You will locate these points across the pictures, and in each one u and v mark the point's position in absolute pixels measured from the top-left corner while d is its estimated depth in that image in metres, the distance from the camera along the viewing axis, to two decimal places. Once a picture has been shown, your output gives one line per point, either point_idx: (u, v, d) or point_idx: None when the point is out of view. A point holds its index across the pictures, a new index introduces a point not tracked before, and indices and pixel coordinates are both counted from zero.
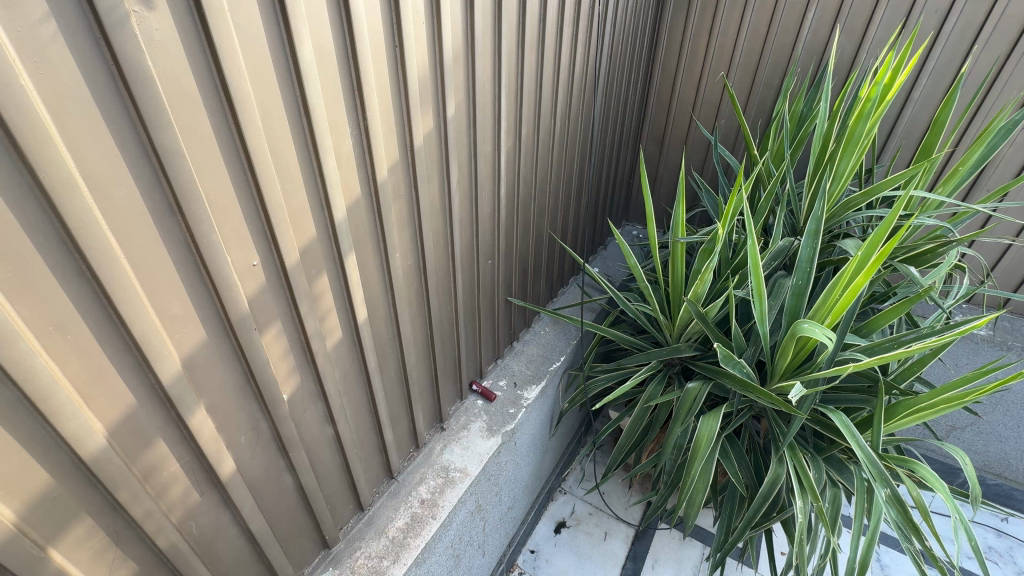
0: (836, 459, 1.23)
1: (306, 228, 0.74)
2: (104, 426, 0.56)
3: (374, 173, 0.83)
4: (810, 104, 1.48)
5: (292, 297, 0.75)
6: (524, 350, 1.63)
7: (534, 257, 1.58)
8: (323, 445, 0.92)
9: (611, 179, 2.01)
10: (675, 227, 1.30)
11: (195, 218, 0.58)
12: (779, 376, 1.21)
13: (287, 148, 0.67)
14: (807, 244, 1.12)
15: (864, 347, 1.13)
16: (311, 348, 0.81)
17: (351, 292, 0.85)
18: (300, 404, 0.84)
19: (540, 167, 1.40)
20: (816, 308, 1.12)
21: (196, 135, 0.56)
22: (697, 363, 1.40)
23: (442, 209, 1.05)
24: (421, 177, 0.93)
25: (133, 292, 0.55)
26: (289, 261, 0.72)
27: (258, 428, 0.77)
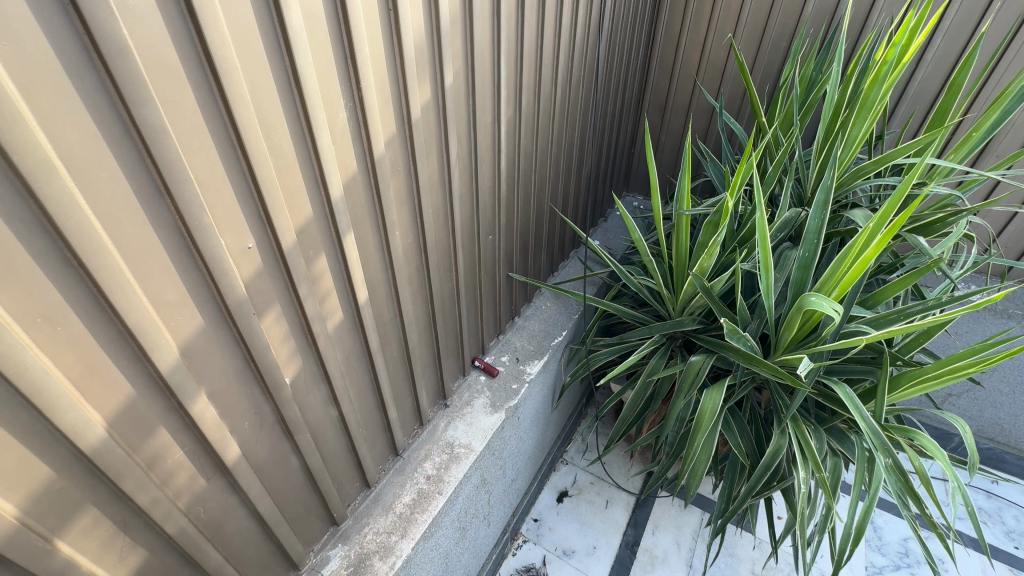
0: (837, 429, 1.24)
1: (302, 208, 0.71)
2: (103, 417, 0.55)
3: (371, 148, 0.79)
4: (820, 68, 1.43)
5: (291, 279, 0.73)
6: (525, 325, 1.62)
7: (535, 231, 1.55)
8: (327, 427, 0.92)
9: (612, 149, 1.95)
10: (680, 198, 1.26)
11: (184, 200, 0.55)
12: (782, 349, 1.20)
13: (278, 123, 0.64)
14: (816, 215, 1.10)
15: (869, 319, 1.12)
16: (312, 331, 0.79)
17: (350, 272, 0.83)
18: (303, 387, 0.83)
19: (540, 137, 1.35)
20: (824, 280, 1.10)
21: (181, 111, 0.52)
22: (699, 336, 1.40)
23: (442, 184, 1.01)
24: (419, 151, 0.89)
25: (123, 279, 0.52)
26: (285, 242, 0.69)
27: (261, 412, 0.76)
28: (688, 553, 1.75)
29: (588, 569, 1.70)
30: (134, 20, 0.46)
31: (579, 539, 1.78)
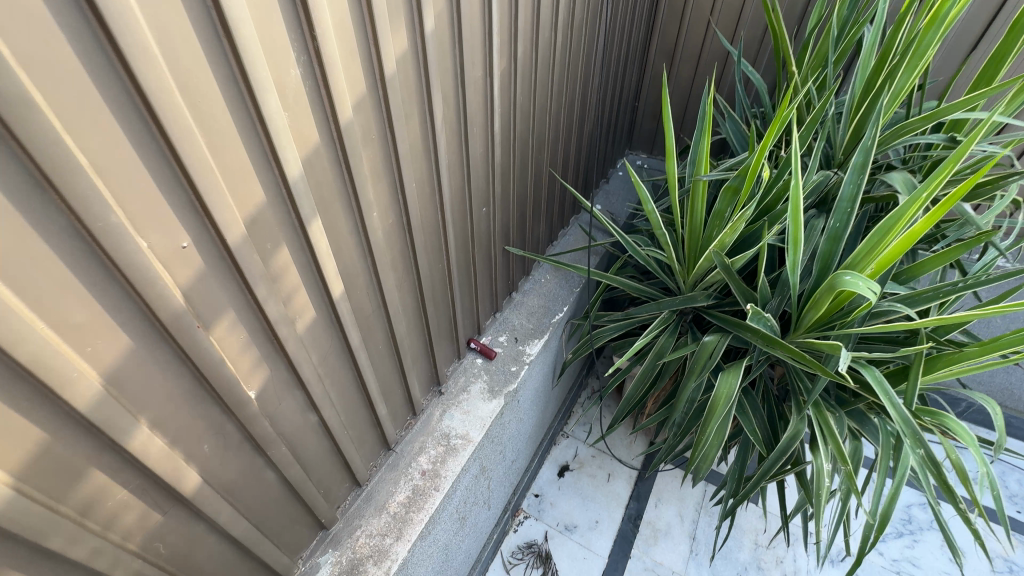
0: (858, 411, 1.17)
1: (251, 193, 0.57)
2: (7, 472, 0.44)
3: (335, 114, 0.64)
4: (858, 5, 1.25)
5: (245, 281, 0.60)
6: (524, 301, 1.51)
7: (533, 198, 1.41)
8: (307, 434, 0.82)
9: (616, 103, 1.78)
10: (698, 161, 1.11)
11: (80, 197, 0.42)
12: (804, 329, 1.10)
13: (207, 86, 0.49)
14: (853, 180, 0.98)
15: (905, 297, 1.02)
16: (278, 336, 0.68)
17: (320, 265, 0.70)
18: (273, 397, 0.72)
19: (539, 93, 1.19)
20: (859, 255, 0.98)
21: (55, 74, 0.38)
22: (711, 312, 1.30)
23: (426, 152, 0.87)
24: (396, 114, 0.74)
25: (4, 306, 0.40)
26: (232, 238, 0.56)
27: (224, 432, 0.66)
28: (691, 525, 1.73)
29: (589, 544, 1.68)
30: None
31: (581, 514, 1.76)
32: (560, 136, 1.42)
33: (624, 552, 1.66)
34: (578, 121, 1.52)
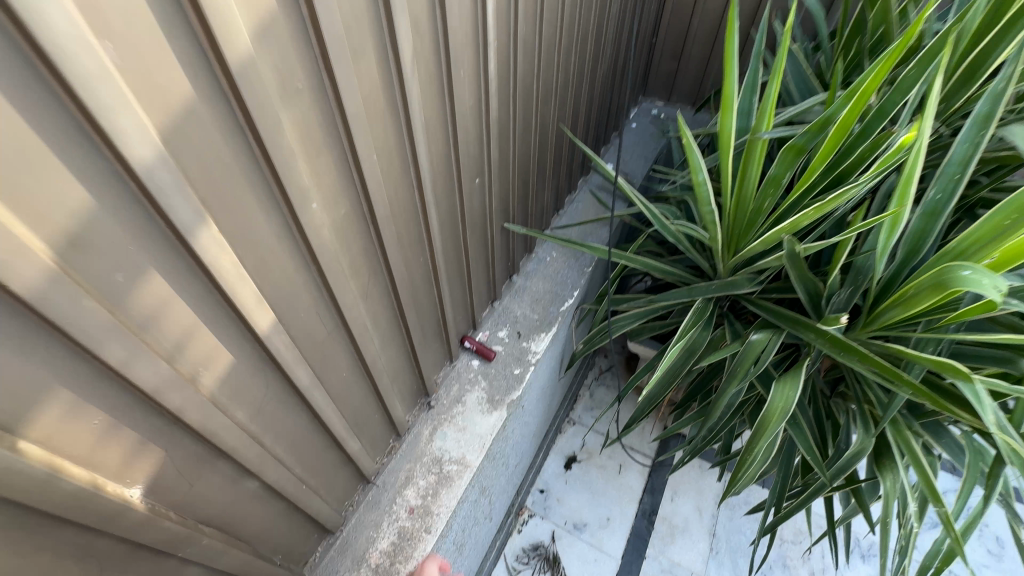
0: (932, 421, 0.97)
1: (61, 198, 0.32)
2: None
3: (221, 49, 0.37)
4: None
5: (85, 344, 0.36)
6: (527, 285, 1.27)
7: (538, 161, 1.14)
8: (246, 505, 0.61)
9: (633, 38, 1.46)
10: (761, 113, 0.84)
11: None
12: (879, 327, 0.88)
13: None
14: (971, 137, 0.74)
15: (1015, 291, 0.80)
16: (170, 406, 0.44)
17: (229, 293, 0.46)
18: (181, 481, 0.50)
19: (545, 21, 0.90)
20: (968, 240, 0.76)
21: None
22: (751, 300, 1.07)
23: (393, 108, 0.60)
24: (337, 50, 0.47)
25: None
26: (30, 282, 0.31)
27: (96, 551, 0.44)
28: (710, 520, 1.59)
29: (601, 544, 1.54)
30: None
31: (591, 510, 1.61)
32: (570, 80, 1.13)
33: (639, 552, 1.53)
34: (591, 61, 1.22)
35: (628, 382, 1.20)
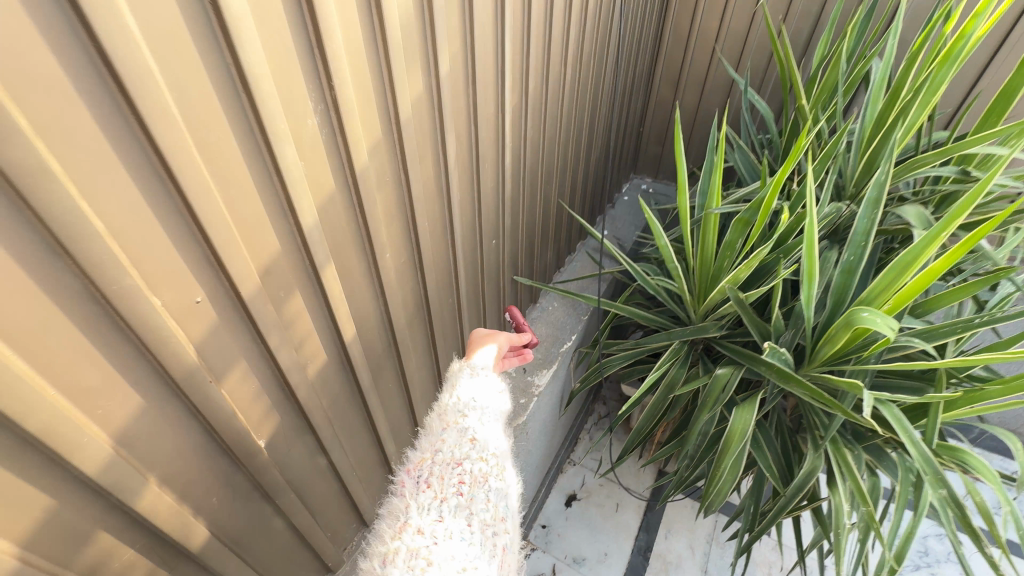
0: (875, 446, 1.14)
1: (266, 243, 0.56)
2: (16, 541, 0.43)
3: (351, 159, 0.63)
4: (870, 35, 1.22)
5: (258, 330, 0.59)
6: (532, 329, 1.49)
7: (541, 227, 1.40)
8: (317, 478, 0.81)
9: (622, 131, 1.78)
10: (708, 194, 1.11)
11: (96, 263, 0.40)
12: (818, 362, 1.08)
13: (225, 143, 0.47)
14: (867, 215, 0.96)
15: (920, 333, 1.00)
16: (290, 383, 0.66)
17: (334, 310, 0.70)
18: (281, 443, 0.71)
19: (548, 124, 1.19)
20: (875, 290, 0.96)
21: (74, 142, 0.37)
22: (722, 343, 1.27)
23: (440, 191, 0.86)
24: (411, 158, 0.74)
25: (19, 375, 0.38)
26: (247, 291, 0.55)
27: (233, 483, 0.64)
28: (702, 557, 1.69)
29: None
30: None
31: (590, 546, 1.72)
32: (567, 167, 1.42)
33: None
34: (585, 149, 1.51)
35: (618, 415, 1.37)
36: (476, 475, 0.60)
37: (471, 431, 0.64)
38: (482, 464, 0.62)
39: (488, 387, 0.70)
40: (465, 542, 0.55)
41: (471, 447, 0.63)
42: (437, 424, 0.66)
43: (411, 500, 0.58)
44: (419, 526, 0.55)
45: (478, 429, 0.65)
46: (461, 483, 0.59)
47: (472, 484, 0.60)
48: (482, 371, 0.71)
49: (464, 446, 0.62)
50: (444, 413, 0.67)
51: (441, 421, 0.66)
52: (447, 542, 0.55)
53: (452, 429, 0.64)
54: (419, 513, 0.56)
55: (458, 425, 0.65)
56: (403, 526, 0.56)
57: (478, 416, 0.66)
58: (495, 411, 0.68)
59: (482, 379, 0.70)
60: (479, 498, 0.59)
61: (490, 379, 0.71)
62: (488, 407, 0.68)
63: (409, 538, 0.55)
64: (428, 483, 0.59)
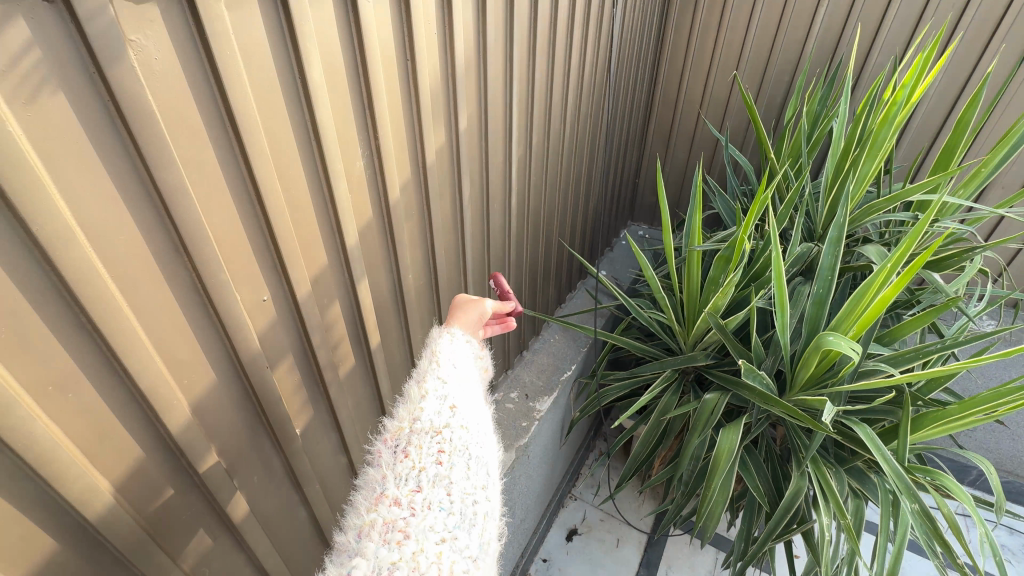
0: (857, 469, 1.20)
1: (318, 256, 0.69)
2: (111, 482, 0.53)
3: (386, 193, 0.78)
4: (826, 103, 1.43)
5: (304, 328, 0.71)
6: (534, 359, 1.61)
7: (543, 264, 1.54)
8: (337, 475, 0.89)
9: (618, 181, 1.96)
10: (691, 234, 1.25)
11: (202, 259, 0.54)
12: (797, 387, 1.17)
13: (296, 176, 0.62)
14: (829, 251, 1.07)
15: (886, 358, 1.10)
16: (324, 379, 0.78)
17: (364, 318, 0.82)
18: (311, 436, 0.80)
19: (551, 173, 1.35)
20: (842, 317, 1.07)
21: (201, 170, 0.51)
22: (712, 372, 1.36)
23: (454, 224, 1.01)
24: (432, 195, 0.89)
25: (139, 340, 0.50)
26: (301, 293, 0.68)
27: (270, 465, 0.73)
28: None
29: None
30: (157, 81, 0.45)
31: None
32: (567, 211, 1.58)
33: None
34: (584, 196, 1.68)
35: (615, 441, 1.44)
36: (457, 442, 0.55)
37: (451, 397, 0.59)
38: (463, 432, 0.57)
39: (468, 353, 0.66)
40: (445, 512, 0.51)
41: (451, 414, 0.57)
42: (415, 390, 0.60)
43: (387, 470, 0.53)
44: (395, 497, 0.51)
45: (459, 394, 0.60)
46: (441, 451, 0.54)
47: (452, 451, 0.55)
48: (462, 339, 0.67)
49: (444, 413, 0.57)
50: (423, 378, 0.61)
51: (419, 387, 0.60)
52: (425, 513, 0.50)
53: (431, 394, 0.59)
54: (395, 483, 0.52)
55: (437, 391, 0.59)
56: (379, 497, 0.51)
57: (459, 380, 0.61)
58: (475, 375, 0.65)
59: (463, 346, 0.66)
60: (460, 467, 0.54)
61: (471, 346, 0.67)
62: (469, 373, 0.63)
63: (385, 510, 0.50)
64: (405, 452, 0.54)
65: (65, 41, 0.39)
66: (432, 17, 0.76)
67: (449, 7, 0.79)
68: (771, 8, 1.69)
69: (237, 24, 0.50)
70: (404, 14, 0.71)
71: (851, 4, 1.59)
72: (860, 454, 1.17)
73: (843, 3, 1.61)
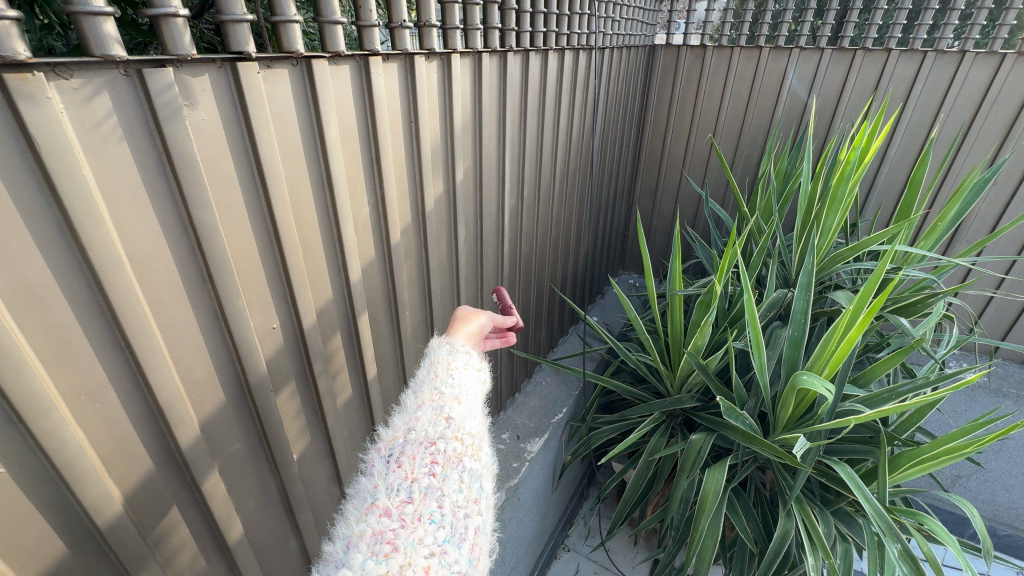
0: (844, 512, 1.21)
1: (324, 290, 0.77)
2: (122, 492, 0.57)
3: (388, 236, 0.86)
4: (794, 162, 1.56)
5: (307, 356, 0.77)
6: (525, 401, 1.64)
7: (536, 308, 1.61)
8: (328, 505, 0.92)
9: (608, 232, 2.07)
10: (672, 279, 1.33)
11: (224, 287, 0.61)
12: (780, 428, 1.20)
13: (310, 218, 0.71)
14: (800, 295, 1.12)
15: (862, 399, 1.14)
16: (322, 407, 0.82)
17: (362, 351, 0.88)
18: (307, 463, 0.84)
19: (542, 222, 1.45)
20: (816, 358, 1.13)
21: (230, 210, 0.59)
22: (699, 414, 1.40)
23: (450, 266, 1.09)
24: (430, 238, 0.98)
25: (162, 358, 0.56)
26: (306, 323, 0.74)
27: (266, 489, 0.77)
28: None
29: None
30: (203, 138, 0.54)
31: None
32: (559, 259, 1.67)
33: None
34: (575, 246, 1.78)
35: (606, 485, 1.44)
36: (450, 454, 0.59)
37: (446, 409, 0.63)
38: (457, 444, 0.60)
39: (468, 363, 0.69)
40: (434, 525, 0.54)
41: (445, 426, 0.61)
42: (411, 401, 0.64)
43: (380, 481, 0.57)
44: (386, 507, 0.55)
45: (455, 406, 0.63)
46: (434, 463, 0.58)
47: (445, 463, 0.58)
48: (462, 350, 0.71)
49: (438, 425, 0.61)
50: (420, 390, 0.65)
51: (416, 398, 0.64)
52: (414, 525, 0.54)
53: (427, 406, 0.63)
54: (387, 494, 0.56)
55: (434, 402, 0.63)
56: (370, 508, 0.55)
57: (456, 392, 0.65)
58: (475, 384, 0.68)
59: (462, 356, 0.70)
60: (451, 479, 0.57)
61: (470, 356, 0.71)
62: (467, 383, 0.67)
63: (375, 520, 0.54)
64: (398, 463, 0.58)
65: (136, 106, 0.48)
66: (434, 87, 0.89)
67: (450, 79, 0.91)
68: (742, 80, 1.87)
69: (271, 93, 0.61)
70: (411, 85, 0.83)
71: (813, 77, 1.77)
72: (845, 496, 1.19)
73: (806, 76, 1.79)
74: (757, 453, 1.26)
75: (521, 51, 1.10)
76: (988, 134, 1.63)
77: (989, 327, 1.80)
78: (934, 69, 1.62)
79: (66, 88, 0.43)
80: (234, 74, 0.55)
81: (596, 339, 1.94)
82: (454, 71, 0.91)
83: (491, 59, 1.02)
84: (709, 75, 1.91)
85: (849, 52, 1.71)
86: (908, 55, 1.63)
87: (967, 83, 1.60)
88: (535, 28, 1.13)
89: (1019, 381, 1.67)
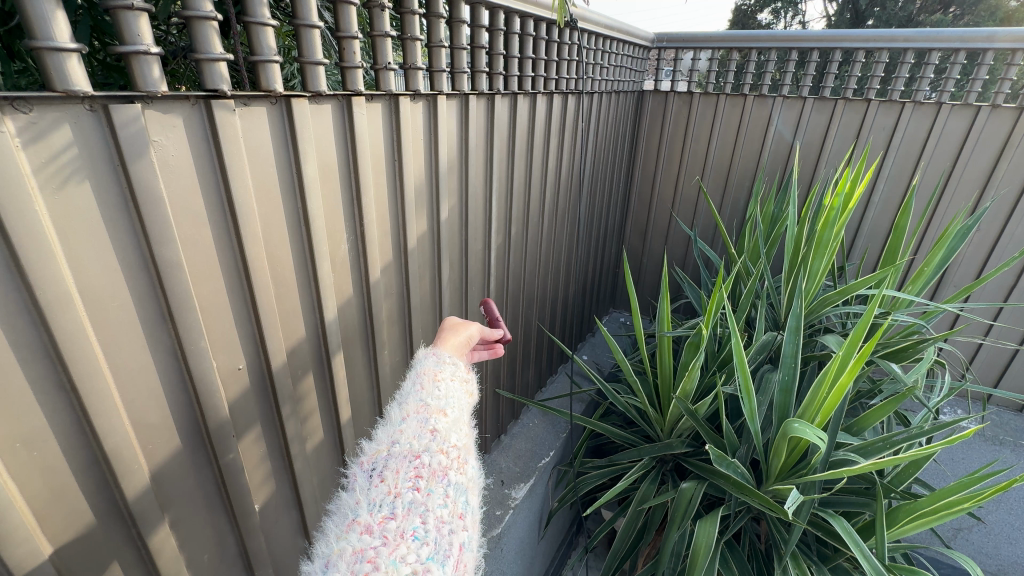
0: (842, 569, 1.14)
1: (295, 329, 0.74)
2: (55, 549, 0.52)
3: (367, 274, 0.85)
4: (780, 207, 1.58)
5: (275, 399, 0.73)
6: (511, 444, 1.59)
7: (523, 347, 1.57)
8: (293, 557, 0.86)
9: (598, 272, 2.07)
10: (660, 320, 1.31)
11: (185, 326, 0.58)
12: (775, 477, 1.14)
13: (284, 256, 0.69)
14: (790, 340, 1.10)
15: (857, 448, 1.10)
16: (290, 451, 0.78)
17: (336, 392, 0.85)
18: (271, 514, 0.79)
19: (530, 259, 1.45)
20: (807, 406, 1.09)
21: (197, 247, 0.57)
22: (689, 460, 1.34)
23: (433, 303, 1.07)
24: (412, 275, 0.96)
25: (110, 403, 0.53)
26: (275, 363, 0.71)
27: (223, 542, 0.71)
28: None
29: None
30: (170, 173, 0.53)
31: None
32: (547, 296, 1.64)
33: None
34: (564, 284, 1.77)
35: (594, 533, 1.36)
36: (435, 467, 0.54)
37: (432, 421, 0.58)
38: (443, 456, 0.55)
39: (455, 375, 0.65)
40: (418, 542, 0.48)
41: (431, 437, 0.56)
42: (396, 413, 0.59)
43: (361, 496, 0.52)
44: (367, 524, 0.49)
45: (440, 418, 0.58)
46: (418, 477, 0.53)
47: (430, 477, 0.53)
48: (450, 361, 0.66)
49: (423, 437, 0.56)
50: (404, 402, 0.60)
51: (401, 409, 0.59)
52: (397, 542, 0.48)
53: (411, 418, 0.58)
54: (369, 509, 0.51)
55: (420, 414, 0.58)
56: (351, 525, 0.50)
57: (443, 404, 0.60)
58: (463, 396, 0.63)
59: (450, 367, 0.65)
60: (437, 493, 0.52)
61: (457, 367, 0.66)
62: (454, 394, 0.62)
63: (355, 537, 0.48)
64: (381, 477, 0.53)
65: (99, 141, 0.47)
66: (420, 127, 0.89)
67: (436, 121, 0.92)
68: (728, 127, 1.92)
69: (246, 130, 0.60)
70: (393, 123, 0.82)
71: (797, 123, 1.82)
72: (842, 551, 1.13)
73: (790, 122, 1.83)
74: (751, 503, 1.20)
75: (509, 94, 1.13)
76: (968, 182, 1.67)
77: (981, 373, 1.79)
78: (913, 120, 1.67)
79: (24, 123, 0.42)
80: (208, 110, 0.55)
81: (586, 379, 1.91)
82: (440, 112, 0.92)
83: (478, 100, 1.03)
84: (696, 120, 1.96)
85: (830, 102, 1.76)
86: (887, 106, 1.68)
87: (946, 132, 1.64)
88: (523, 73, 1.15)
89: (1016, 429, 1.65)
